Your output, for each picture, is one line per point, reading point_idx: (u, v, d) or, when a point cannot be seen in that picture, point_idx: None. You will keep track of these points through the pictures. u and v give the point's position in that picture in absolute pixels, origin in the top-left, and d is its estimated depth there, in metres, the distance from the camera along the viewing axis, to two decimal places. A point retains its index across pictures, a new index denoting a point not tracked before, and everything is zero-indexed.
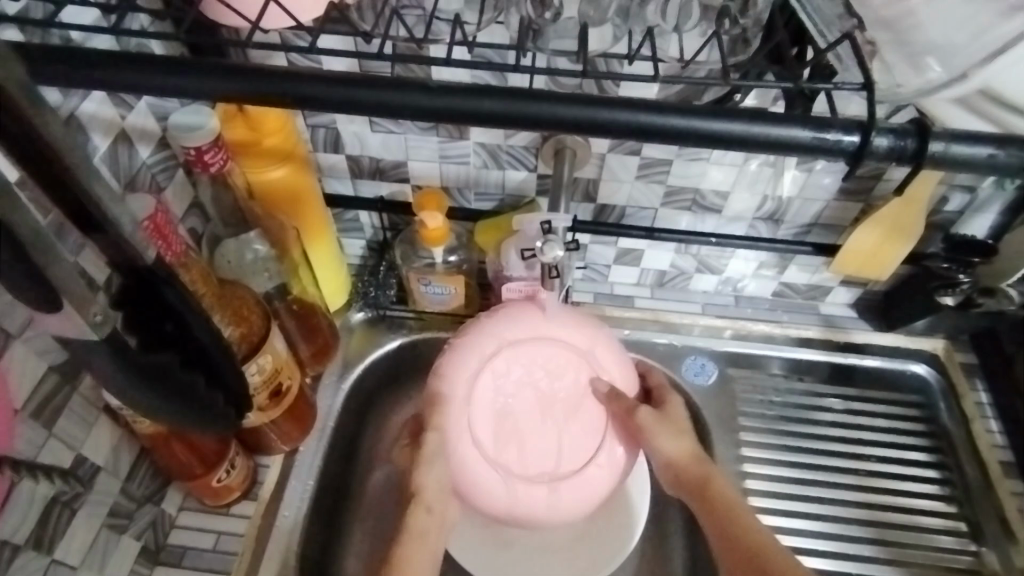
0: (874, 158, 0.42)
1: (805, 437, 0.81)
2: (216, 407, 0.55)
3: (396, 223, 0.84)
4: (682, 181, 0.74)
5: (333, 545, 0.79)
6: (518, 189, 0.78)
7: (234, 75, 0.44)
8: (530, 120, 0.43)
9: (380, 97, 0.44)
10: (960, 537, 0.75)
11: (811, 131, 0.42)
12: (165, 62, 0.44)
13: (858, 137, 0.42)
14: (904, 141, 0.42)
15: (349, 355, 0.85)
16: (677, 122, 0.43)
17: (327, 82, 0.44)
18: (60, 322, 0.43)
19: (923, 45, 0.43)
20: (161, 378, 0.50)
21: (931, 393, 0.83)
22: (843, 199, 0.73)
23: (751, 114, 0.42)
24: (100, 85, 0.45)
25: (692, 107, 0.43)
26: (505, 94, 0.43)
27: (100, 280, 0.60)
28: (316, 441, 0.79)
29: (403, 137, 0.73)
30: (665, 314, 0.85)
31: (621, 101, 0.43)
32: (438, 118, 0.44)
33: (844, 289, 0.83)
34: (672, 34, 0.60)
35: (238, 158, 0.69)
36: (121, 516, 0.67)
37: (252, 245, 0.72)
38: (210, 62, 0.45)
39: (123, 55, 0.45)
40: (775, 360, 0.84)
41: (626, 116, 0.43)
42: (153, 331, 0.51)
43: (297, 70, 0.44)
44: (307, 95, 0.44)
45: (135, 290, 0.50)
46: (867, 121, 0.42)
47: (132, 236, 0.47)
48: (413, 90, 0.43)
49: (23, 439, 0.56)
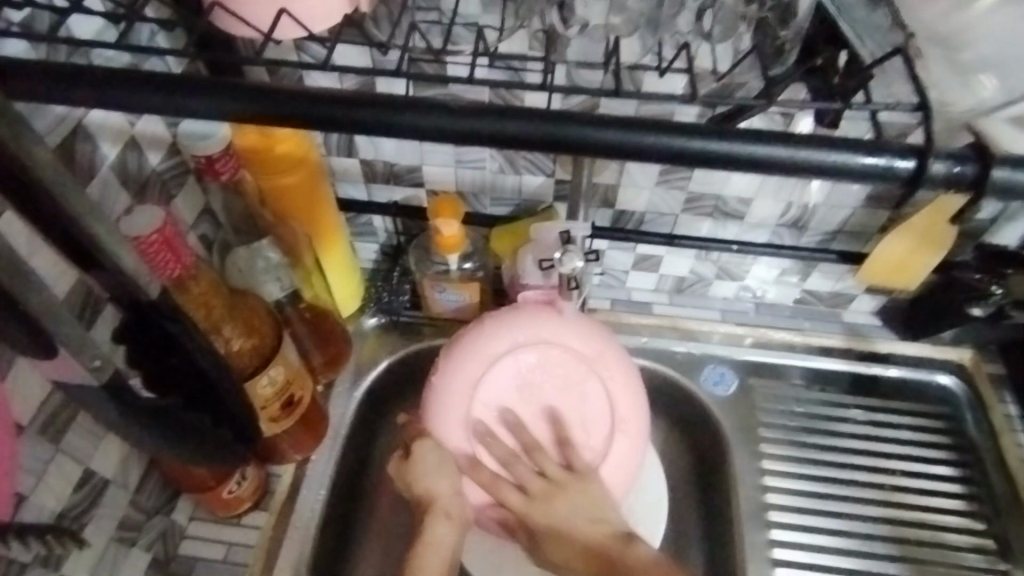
0: (931, 184, 0.42)
1: (827, 449, 0.79)
2: (223, 436, 0.62)
3: (411, 229, 0.82)
4: (704, 187, 0.72)
5: (345, 556, 0.78)
6: (535, 194, 0.76)
7: (243, 93, 0.43)
8: (551, 142, 0.42)
9: (393, 118, 0.43)
10: (988, 555, 0.74)
11: (835, 154, 0.41)
12: (176, 81, 0.43)
13: (914, 161, 0.42)
14: (964, 167, 0.42)
15: (361, 361, 0.83)
16: (700, 143, 0.42)
17: (345, 103, 0.43)
18: (64, 365, 0.52)
19: (975, 61, 0.47)
20: (162, 418, 0.58)
21: (957, 405, 0.80)
22: (869, 207, 0.71)
23: (775, 136, 0.42)
24: (108, 104, 0.44)
25: (703, 126, 0.42)
26: (529, 115, 0.42)
27: (93, 302, 0.59)
28: (328, 451, 0.78)
29: (418, 145, 0.72)
30: (683, 322, 0.83)
31: (649, 122, 0.42)
32: (459, 141, 0.43)
33: (868, 297, 0.81)
34: (704, 44, 0.58)
35: (250, 166, 0.68)
36: (131, 528, 0.67)
37: (263, 253, 0.71)
38: (224, 81, 0.43)
39: (136, 73, 0.43)
40: (796, 369, 0.82)
41: (648, 139, 0.42)
42: (162, 366, 0.56)
43: (310, 89, 0.43)
44: (320, 115, 0.43)
45: (139, 329, 0.56)
46: (923, 146, 0.42)
47: (132, 271, 0.53)
48: (433, 111, 0.42)
49: (30, 456, 0.55)
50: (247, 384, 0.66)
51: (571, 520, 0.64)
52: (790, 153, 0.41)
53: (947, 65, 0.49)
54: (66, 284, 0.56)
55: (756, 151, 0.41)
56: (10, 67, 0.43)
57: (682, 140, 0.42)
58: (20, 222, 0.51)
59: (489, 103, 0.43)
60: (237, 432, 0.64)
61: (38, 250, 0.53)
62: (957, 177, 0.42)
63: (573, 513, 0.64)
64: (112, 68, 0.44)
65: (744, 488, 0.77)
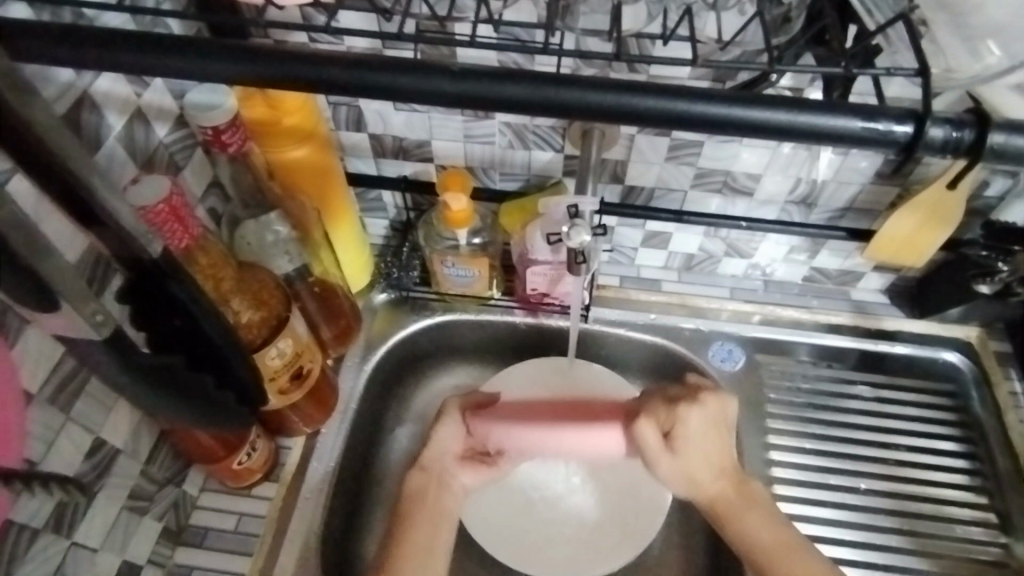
0: (927, 149, 0.42)
1: (831, 425, 0.80)
2: (227, 403, 0.61)
3: (420, 204, 0.82)
4: (713, 163, 0.72)
5: (356, 531, 0.79)
6: (544, 169, 0.76)
7: (245, 59, 0.43)
8: (566, 109, 0.42)
9: (402, 83, 0.43)
10: (989, 528, 0.74)
11: (835, 121, 0.41)
12: (181, 41, 0.43)
13: (912, 127, 0.42)
14: (960, 132, 0.42)
15: (371, 336, 0.84)
16: (713, 109, 0.42)
17: (351, 65, 0.43)
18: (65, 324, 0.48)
19: (983, 25, 0.47)
20: (171, 380, 0.56)
21: (963, 382, 0.81)
22: (879, 183, 0.71)
23: (790, 103, 0.42)
24: (119, 69, 0.43)
25: (720, 91, 0.42)
26: (529, 79, 0.42)
27: (103, 267, 0.60)
28: (338, 423, 0.78)
29: (427, 116, 0.71)
30: (692, 299, 0.84)
31: (660, 87, 0.42)
32: (461, 103, 0.43)
33: (876, 275, 0.81)
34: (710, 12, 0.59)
35: (258, 138, 0.68)
36: (142, 498, 0.68)
37: (273, 226, 0.71)
38: (225, 44, 0.43)
39: (146, 35, 0.43)
40: (803, 346, 0.83)
41: (663, 104, 0.42)
42: (167, 331, 0.57)
43: (320, 53, 0.43)
44: (327, 79, 0.43)
45: (143, 288, 0.54)
46: (920, 112, 0.42)
47: (132, 227, 0.51)
48: (437, 75, 0.42)
49: (42, 425, 0.56)
50: (255, 356, 0.66)
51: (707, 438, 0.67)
52: (790, 118, 0.41)
53: (953, 31, 0.49)
54: (77, 249, 0.57)
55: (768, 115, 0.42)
56: (18, 28, 0.43)
57: (695, 106, 0.42)
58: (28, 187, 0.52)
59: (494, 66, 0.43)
60: (242, 395, 0.63)
61: (47, 216, 0.54)
62: (954, 143, 0.42)
63: (697, 455, 0.67)
64: (113, 29, 0.43)
65: (752, 463, 0.78)
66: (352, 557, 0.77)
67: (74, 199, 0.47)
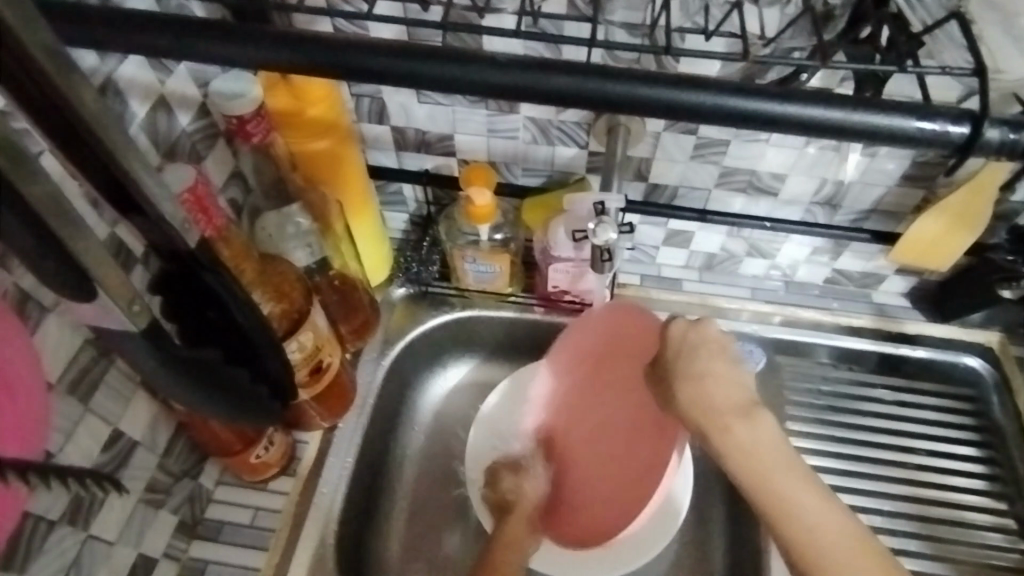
0: (986, 148, 0.45)
1: (851, 428, 0.80)
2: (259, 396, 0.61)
3: (441, 198, 0.82)
4: (737, 162, 0.71)
5: (373, 527, 0.78)
6: (568, 166, 0.75)
7: (284, 46, 0.46)
8: (604, 98, 0.45)
9: (460, 73, 0.45)
10: (1009, 534, 0.74)
11: (888, 118, 0.44)
12: (255, 32, 0.46)
13: (968, 128, 0.44)
14: (1018, 135, 0.45)
15: (389, 331, 0.83)
16: (750, 103, 0.44)
17: (417, 57, 0.46)
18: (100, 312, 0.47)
19: None
20: (202, 371, 0.55)
21: (984, 387, 0.80)
22: (905, 185, 0.71)
23: (822, 98, 0.44)
24: (192, 57, 0.46)
25: (758, 88, 0.45)
26: (587, 73, 0.45)
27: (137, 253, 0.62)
28: (355, 418, 0.78)
29: (451, 109, 0.71)
30: (713, 298, 0.83)
31: (704, 83, 0.45)
32: (509, 94, 0.46)
33: (899, 278, 0.81)
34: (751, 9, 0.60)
35: (281, 128, 0.67)
36: (158, 491, 0.67)
37: (293, 219, 0.70)
38: (273, 31, 0.46)
39: (216, 23, 0.46)
40: (822, 348, 0.82)
41: (698, 99, 0.45)
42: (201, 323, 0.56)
43: (353, 41, 0.46)
44: (362, 67, 0.46)
45: (177, 280, 0.54)
46: (979, 113, 0.44)
47: (171, 217, 0.50)
48: (481, 65, 0.45)
49: (60, 414, 0.55)
50: None
51: (713, 380, 0.55)
52: (841, 115, 0.44)
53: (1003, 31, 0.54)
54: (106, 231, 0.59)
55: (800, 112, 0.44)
56: (72, 13, 0.45)
57: (738, 102, 0.44)
58: (57, 167, 0.53)
59: (564, 61, 0.45)
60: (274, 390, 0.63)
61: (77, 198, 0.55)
62: (1011, 144, 0.45)
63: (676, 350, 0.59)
64: (183, 18, 0.46)
65: None
66: (367, 552, 0.77)
67: (113, 186, 0.46)
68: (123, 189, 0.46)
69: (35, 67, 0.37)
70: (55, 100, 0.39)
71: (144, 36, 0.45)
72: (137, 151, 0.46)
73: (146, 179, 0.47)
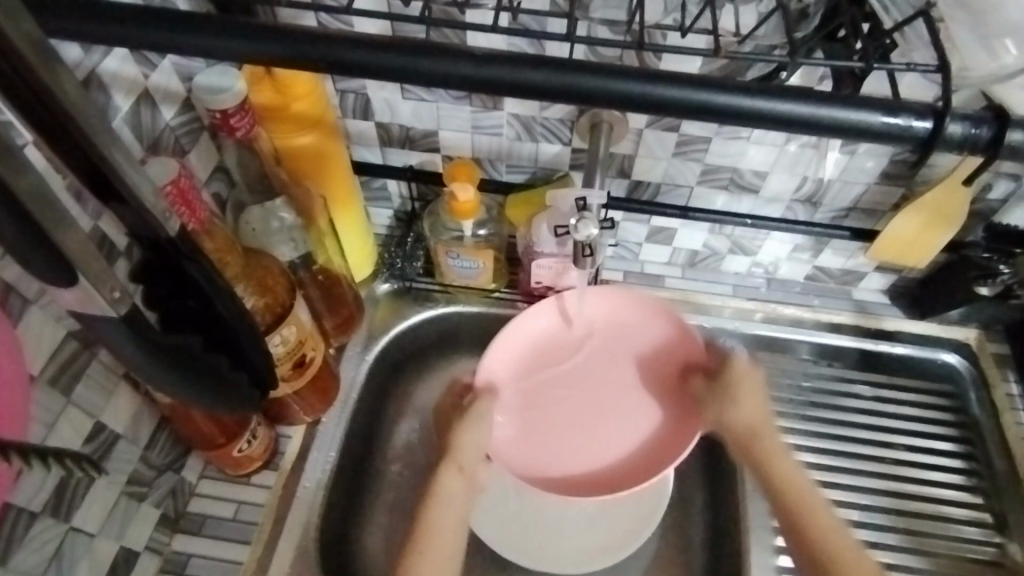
0: (947, 144, 0.47)
1: (832, 423, 0.81)
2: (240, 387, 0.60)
3: (425, 194, 0.83)
4: (720, 160, 0.72)
5: (357, 521, 0.79)
6: (552, 162, 0.76)
7: (260, 38, 0.46)
8: (582, 93, 0.46)
9: (437, 67, 0.46)
10: (985, 528, 0.75)
11: (860, 114, 0.45)
12: (234, 24, 0.46)
13: (930, 123, 0.45)
14: (980, 129, 0.47)
15: (373, 327, 0.83)
16: (725, 99, 0.45)
17: (394, 51, 0.46)
18: (80, 301, 0.47)
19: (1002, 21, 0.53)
20: (183, 360, 0.54)
21: (962, 383, 0.81)
22: (884, 183, 0.72)
23: (796, 93, 0.45)
24: (172, 50, 0.47)
25: (734, 84, 0.46)
26: (564, 67, 0.46)
27: (118, 246, 0.62)
28: (338, 411, 0.78)
29: (435, 105, 0.71)
30: (695, 295, 0.84)
31: (682, 77, 0.45)
32: (485, 87, 0.46)
33: (878, 275, 0.82)
34: (729, 6, 0.61)
35: (265, 123, 0.68)
36: (139, 484, 0.67)
37: (278, 213, 0.70)
38: (250, 24, 0.46)
39: (194, 16, 0.46)
40: (804, 345, 0.84)
41: (673, 93, 0.45)
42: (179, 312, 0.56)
43: (328, 34, 0.46)
44: (340, 60, 0.46)
45: (158, 269, 0.54)
46: (941, 109, 0.46)
47: (152, 207, 0.50)
48: (461, 60, 0.46)
49: (40, 406, 0.55)
50: None
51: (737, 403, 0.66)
52: (814, 110, 0.45)
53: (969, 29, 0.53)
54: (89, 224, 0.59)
55: (776, 107, 0.45)
56: (53, 5, 0.45)
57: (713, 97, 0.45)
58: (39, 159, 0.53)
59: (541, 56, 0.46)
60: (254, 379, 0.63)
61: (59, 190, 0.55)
62: (974, 138, 0.47)
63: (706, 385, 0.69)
64: (164, 10, 0.46)
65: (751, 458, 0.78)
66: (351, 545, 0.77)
67: (95, 178, 0.46)
68: (104, 181, 0.47)
69: (14, 59, 0.38)
70: (34, 91, 0.40)
71: (122, 27, 0.46)
72: (119, 144, 0.46)
73: (127, 171, 0.47)
